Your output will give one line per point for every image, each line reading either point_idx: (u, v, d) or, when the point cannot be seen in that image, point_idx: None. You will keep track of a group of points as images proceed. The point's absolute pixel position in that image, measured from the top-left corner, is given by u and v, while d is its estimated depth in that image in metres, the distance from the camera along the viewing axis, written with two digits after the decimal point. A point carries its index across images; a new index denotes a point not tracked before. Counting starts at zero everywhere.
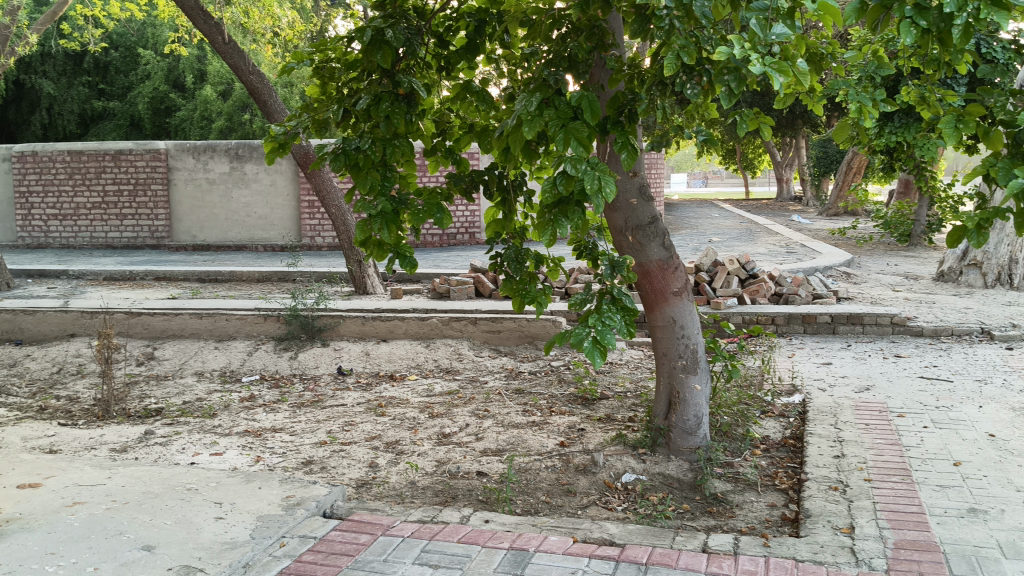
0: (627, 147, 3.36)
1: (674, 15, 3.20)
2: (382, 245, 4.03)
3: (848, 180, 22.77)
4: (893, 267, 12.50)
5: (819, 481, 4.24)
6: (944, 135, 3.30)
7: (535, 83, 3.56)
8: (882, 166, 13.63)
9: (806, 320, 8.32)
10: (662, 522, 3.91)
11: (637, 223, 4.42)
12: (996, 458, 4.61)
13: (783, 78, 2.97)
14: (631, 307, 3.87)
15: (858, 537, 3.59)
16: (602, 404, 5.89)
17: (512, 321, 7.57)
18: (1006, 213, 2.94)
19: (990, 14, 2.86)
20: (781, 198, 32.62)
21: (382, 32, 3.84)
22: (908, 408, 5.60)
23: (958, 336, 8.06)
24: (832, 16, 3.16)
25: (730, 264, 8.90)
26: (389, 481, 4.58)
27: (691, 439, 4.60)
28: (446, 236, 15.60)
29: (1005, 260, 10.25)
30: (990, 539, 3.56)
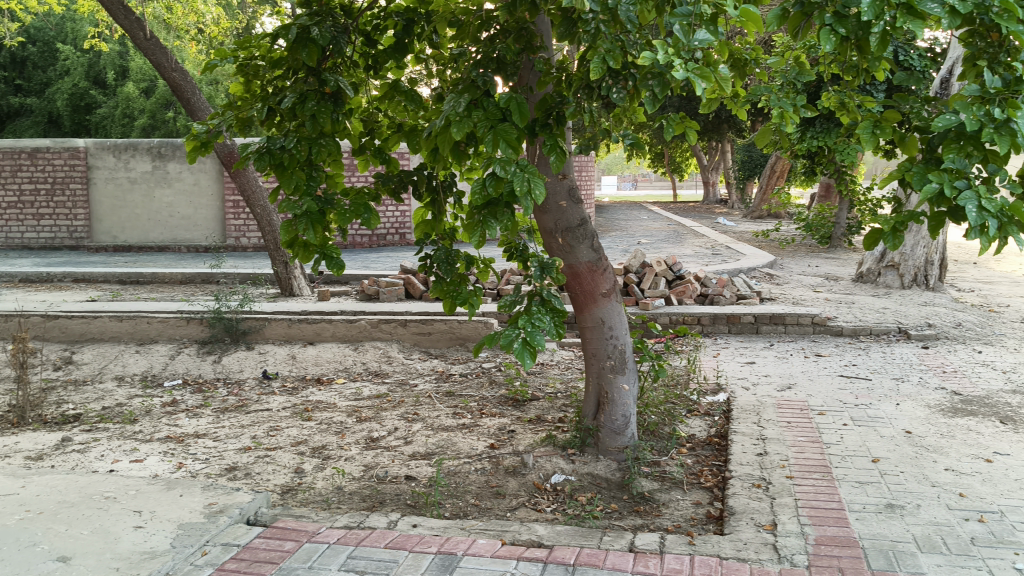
0: (556, 149, 3.37)
1: (601, 19, 3.23)
2: (309, 247, 3.96)
3: (772, 183, 23.30)
4: (814, 268, 12.83)
5: (743, 479, 4.31)
6: (862, 140, 3.38)
7: (464, 83, 3.52)
8: (804, 170, 13.99)
9: (730, 320, 8.46)
10: (590, 522, 3.92)
11: (566, 224, 4.43)
12: (912, 454, 4.76)
13: (706, 84, 2.99)
14: (560, 308, 3.88)
15: (781, 534, 3.65)
16: (533, 405, 5.90)
17: (443, 323, 7.53)
18: (921, 217, 3.02)
19: (906, 23, 2.89)
20: (707, 201, 33.21)
21: (308, 30, 3.77)
22: (828, 406, 5.74)
23: (876, 336, 8.30)
24: (755, 23, 3.17)
25: (658, 265, 9.02)
26: (315, 487, 4.50)
27: (620, 439, 4.62)
28: (375, 237, 15.48)
29: (921, 262, 10.60)
30: (906, 534, 3.67)
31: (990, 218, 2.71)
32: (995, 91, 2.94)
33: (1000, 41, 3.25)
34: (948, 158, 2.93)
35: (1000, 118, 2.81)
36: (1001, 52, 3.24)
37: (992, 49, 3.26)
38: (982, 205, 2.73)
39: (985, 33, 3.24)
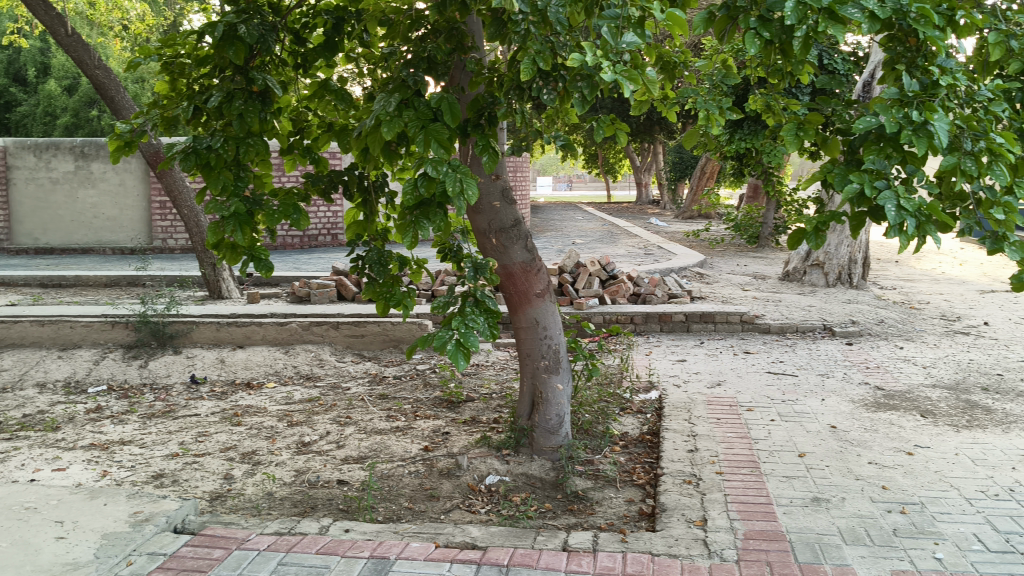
0: (488, 150, 3.35)
1: (530, 20, 3.22)
2: (236, 248, 3.90)
3: (702, 184, 23.70)
4: (742, 267, 13.09)
5: (674, 475, 4.36)
6: (786, 142, 3.45)
7: (394, 83, 3.48)
8: (732, 170, 14.26)
9: (662, 319, 8.56)
10: (524, 522, 3.92)
11: (500, 225, 4.43)
12: (837, 448, 4.87)
13: (633, 86, 2.99)
14: (495, 309, 3.87)
15: (710, 530, 3.70)
16: (467, 406, 5.88)
17: (376, 325, 7.47)
18: (842, 216, 3.08)
19: (827, 28, 2.96)
20: (640, 202, 33.63)
21: (235, 27, 3.70)
22: (756, 402, 5.86)
23: (802, 333, 8.48)
24: (681, 26, 3.15)
25: (591, 265, 9.09)
26: (245, 493, 4.42)
27: (554, 438, 4.64)
28: (306, 238, 15.30)
29: (844, 261, 10.88)
30: (831, 527, 3.75)
31: (908, 217, 2.79)
32: (913, 94, 3.03)
33: (917, 45, 3.34)
34: (868, 158, 3.01)
35: (917, 120, 2.89)
36: (919, 56, 3.33)
37: (909, 53, 3.35)
38: (900, 204, 2.81)
39: (904, 38, 3.33)
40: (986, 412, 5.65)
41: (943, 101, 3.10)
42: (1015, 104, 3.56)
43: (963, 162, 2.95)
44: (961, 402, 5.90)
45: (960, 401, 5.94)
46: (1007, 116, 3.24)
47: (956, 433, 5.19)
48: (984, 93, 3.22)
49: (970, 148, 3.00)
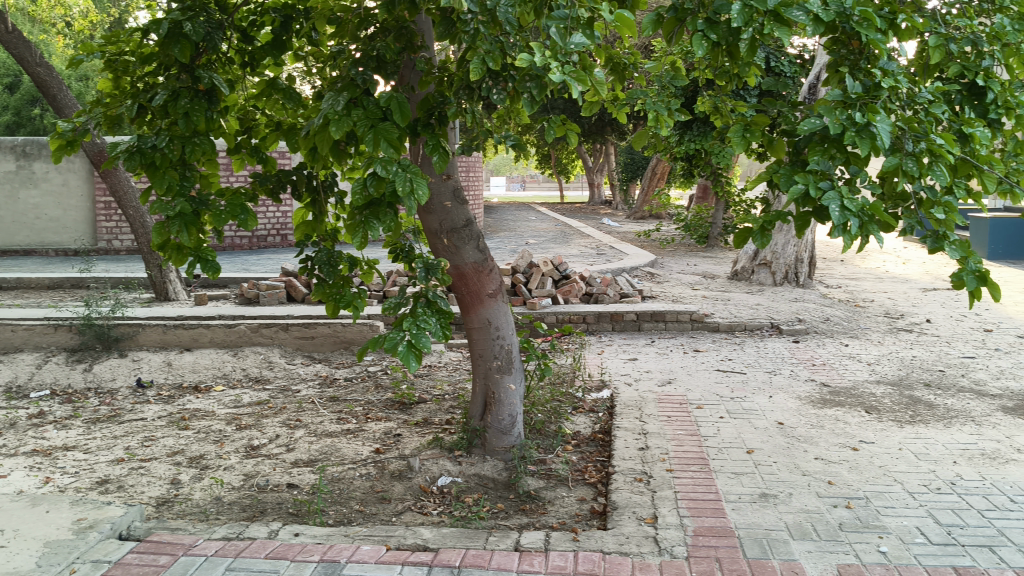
0: (439, 149, 3.33)
1: (480, 19, 3.21)
2: (183, 248, 3.81)
3: (652, 185, 23.91)
4: (692, 266, 13.22)
5: (626, 473, 4.39)
6: (733, 143, 3.48)
7: (342, 81, 3.42)
8: (682, 171, 14.41)
9: (614, 318, 8.61)
10: (476, 523, 3.91)
11: (452, 225, 4.41)
12: (784, 444, 4.95)
13: (582, 86, 2.98)
14: (447, 309, 3.85)
15: (661, 527, 3.73)
16: (420, 408, 5.86)
17: (326, 327, 7.40)
18: (788, 216, 3.12)
19: (772, 30, 3.00)
20: (593, 202, 33.83)
21: (180, 25, 3.63)
22: (706, 399, 5.92)
23: (750, 331, 8.60)
24: (629, 28, 3.15)
25: (544, 265, 9.11)
26: (193, 498, 4.34)
27: (506, 438, 4.64)
28: (255, 239, 15.13)
29: (791, 260, 11.06)
30: (779, 522, 3.81)
31: (851, 217, 2.84)
32: (856, 96, 3.08)
33: (860, 48, 3.40)
34: (813, 159, 3.05)
35: (860, 121, 2.95)
36: (861, 58, 3.40)
37: (853, 56, 3.42)
38: (844, 204, 2.85)
39: (847, 40, 3.40)
40: (928, 407, 5.78)
41: (886, 103, 3.17)
42: (953, 107, 3.65)
43: (905, 163, 3.00)
44: (904, 398, 6.03)
45: (903, 396, 6.07)
46: (947, 118, 3.31)
47: (899, 428, 5.30)
48: (925, 95, 3.29)
49: (912, 149, 3.06)
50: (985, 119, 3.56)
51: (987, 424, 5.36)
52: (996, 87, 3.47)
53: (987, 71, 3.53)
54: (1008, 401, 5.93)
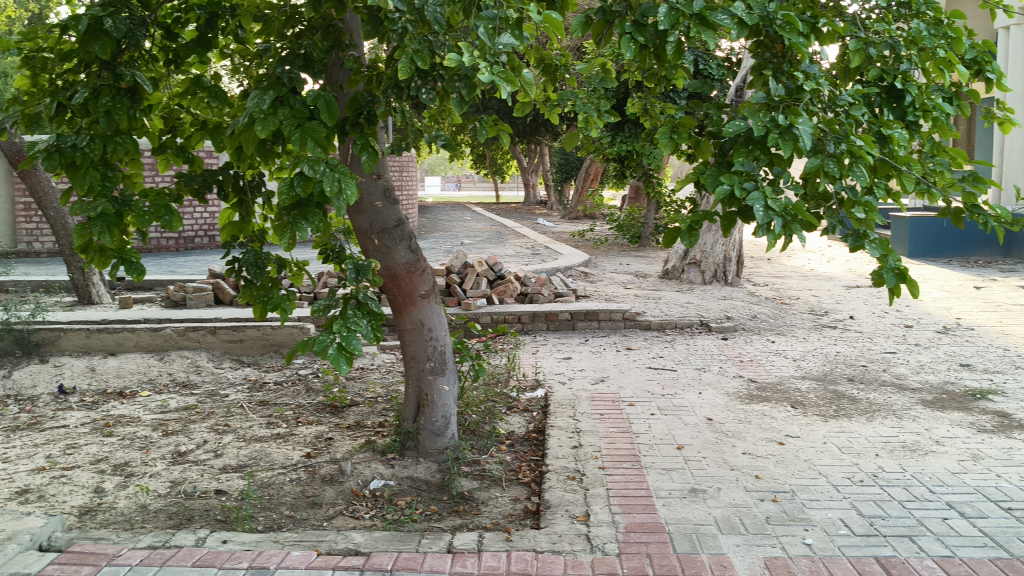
0: (368, 148, 3.28)
1: (408, 19, 3.19)
2: (106, 251, 3.72)
3: (586, 186, 24.09)
4: (625, 266, 13.37)
5: (559, 472, 4.41)
6: (662, 144, 3.50)
7: (268, 80, 3.36)
8: (615, 172, 14.57)
9: (548, 317, 8.64)
10: (409, 526, 3.88)
11: (383, 226, 4.37)
12: (713, 440, 5.03)
13: (510, 87, 2.96)
14: (377, 311, 3.80)
15: (593, 524, 3.76)
16: (352, 411, 5.80)
17: (255, 330, 7.28)
18: (716, 216, 3.16)
19: (698, 32, 3.03)
20: (528, 202, 33.97)
21: (100, 20, 3.52)
22: (638, 397, 5.99)
23: (681, 329, 8.72)
24: (557, 28, 3.15)
25: (479, 265, 9.11)
26: (117, 506, 4.23)
27: (440, 440, 4.62)
28: (182, 240, 14.84)
29: (720, 259, 11.25)
30: (708, 517, 3.87)
31: (775, 217, 2.89)
32: (779, 99, 3.16)
33: (783, 52, 3.48)
34: (738, 161, 3.09)
35: (783, 123, 3.01)
36: (784, 62, 3.48)
37: (775, 59, 3.49)
38: (768, 205, 2.91)
39: (770, 44, 3.47)
40: (851, 401, 5.94)
41: (808, 105, 3.24)
42: (873, 109, 3.75)
43: (826, 164, 3.07)
44: (829, 393, 6.18)
45: (827, 391, 6.23)
46: (866, 120, 3.39)
47: (824, 423, 5.43)
48: (846, 98, 3.37)
49: (833, 150, 3.14)
50: (904, 121, 3.66)
51: (907, 417, 5.53)
52: (913, 89, 3.57)
53: (904, 75, 3.62)
54: (927, 394, 6.13)
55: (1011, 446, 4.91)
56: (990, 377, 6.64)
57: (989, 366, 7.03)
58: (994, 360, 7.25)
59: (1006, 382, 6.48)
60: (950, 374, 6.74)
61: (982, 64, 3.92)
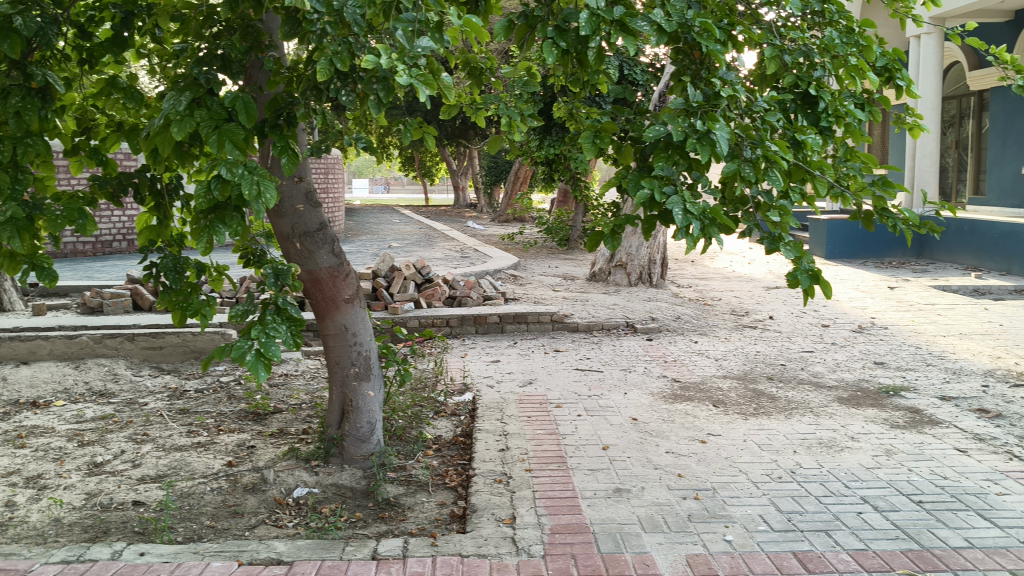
0: (287, 151, 3.24)
1: (326, 19, 3.11)
2: (16, 257, 3.62)
3: (515, 188, 24.17)
4: (553, 268, 13.46)
5: (485, 475, 4.42)
6: (584, 149, 3.52)
7: (183, 81, 3.28)
8: (542, 175, 14.67)
9: (476, 321, 8.64)
10: (333, 533, 3.83)
11: (305, 229, 4.32)
12: (638, 439, 5.09)
13: (430, 91, 2.91)
14: (298, 316, 3.71)
15: (519, 527, 3.77)
16: (275, 418, 5.71)
17: (175, 336, 7.12)
18: (637, 220, 3.20)
19: (618, 38, 3.06)
20: (457, 205, 33.97)
21: (9, 19, 3.39)
22: (564, 398, 6.03)
23: (607, 330, 8.81)
24: (477, 32, 3.14)
25: (406, 269, 9.06)
26: (29, 520, 4.08)
27: (365, 446, 4.58)
28: (99, 244, 14.45)
29: (645, 261, 11.42)
30: (632, 516, 3.91)
31: (693, 220, 2.94)
32: (697, 105, 3.22)
33: (701, 58, 3.55)
34: (658, 165, 3.13)
35: (701, 129, 3.07)
36: (702, 69, 3.55)
37: (694, 66, 3.57)
38: (686, 208, 2.96)
39: (689, 51, 3.53)
40: (771, 400, 6.08)
41: (726, 112, 3.31)
42: (789, 114, 3.82)
43: (742, 169, 3.16)
44: (749, 392, 6.32)
45: (748, 390, 6.36)
46: (781, 126, 3.46)
47: (745, 421, 5.55)
48: (762, 104, 3.44)
49: (749, 155, 3.20)
50: (818, 127, 3.74)
51: (823, 414, 5.69)
52: (827, 96, 3.66)
53: (818, 82, 3.71)
54: (843, 392, 6.31)
55: (922, 441, 5.08)
56: (903, 374, 6.87)
57: (902, 364, 7.27)
58: (906, 358, 7.50)
59: (917, 379, 6.70)
60: (865, 372, 6.95)
61: (893, 71, 4.03)
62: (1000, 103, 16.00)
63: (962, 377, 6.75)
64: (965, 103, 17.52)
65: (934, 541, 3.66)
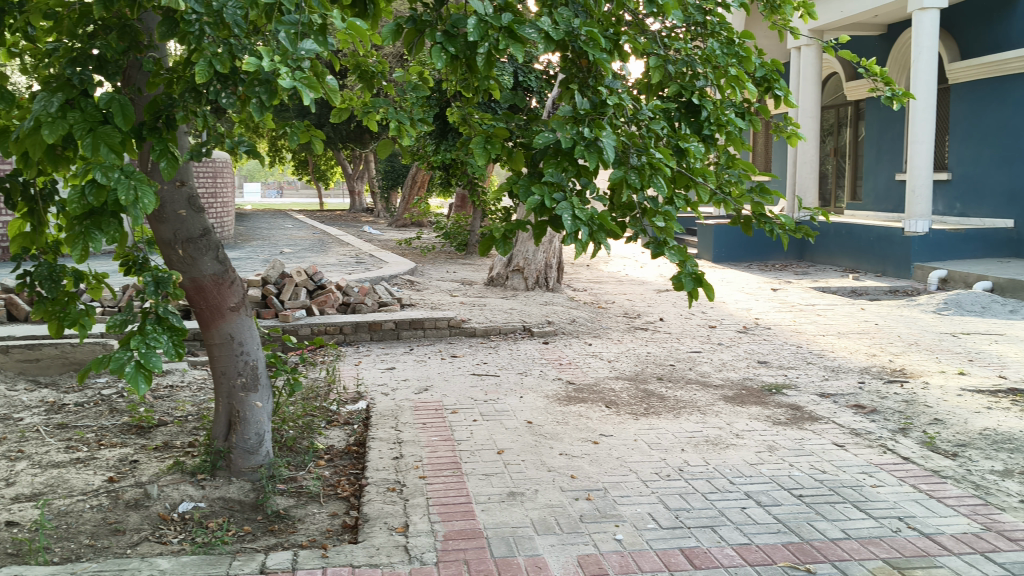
0: (167, 155, 3.14)
1: (205, 20, 3.00)
2: None
3: (412, 193, 24.07)
4: (450, 273, 13.46)
5: (378, 484, 4.38)
6: (475, 153, 3.52)
7: (55, 81, 3.13)
8: (440, 179, 14.64)
9: (372, 327, 8.54)
10: (219, 548, 3.73)
11: (187, 235, 4.20)
12: (532, 442, 5.13)
13: (314, 95, 2.86)
14: (179, 325, 3.60)
15: (412, 535, 3.75)
16: (160, 431, 5.53)
17: (52, 348, 6.81)
18: (528, 224, 3.21)
19: (508, 45, 3.05)
20: (353, 210, 33.66)
21: None
22: (460, 404, 6.02)
23: (504, 335, 8.85)
24: (361, 35, 3.10)
25: (298, 275, 8.90)
26: None
27: (253, 457, 4.48)
28: None
29: (542, 266, 11.53)
30: (525, 519, 3.94)
31: (582, 226, 2.98)
32: (584, 113, 3.28)
33: (588, 67, 3.63)
34: (548, 171, 3.17)
35: (589, 136, 3.13)
36: (589, 77, 3.63)
37: (581, 74, 3.65)
38: (575, 214, 3.00)
39: (577, 61, 3.61)
40: (660, 399, 6.22)
41: (612, 119, 3.37)
42: (672, 122, 3.92)
43: (629, 175, 3.21)
44: (640, 392, 6.46)
45: (639, 391, 6.49)
46: (665, 134, 3.55)
47: (636, 420, 5.66)
48: (646, 112, 3.51)
49: (635, 162, 3.28)
50: (700, 135, 3.86)
51: (710, 413, 5.84)
52: (709, 105, 3.78)
53: (701, 91, 3.82)
54: (729, 391, 6.50)
55: (803, 436, 5.28)
56: (785, 372, 7.13)
57: (784, 363, 7.54)
58: (788, 357, 7.79)
59: (799, 376, 6.97)
60: (749, 371, 7.19)
61: (771, 82, 4.20)
62: (874, 113, 16.80)
63: (840, 374, 7.04)
64: (842, 113, 18.38)
65: (813, 533, 3.80)
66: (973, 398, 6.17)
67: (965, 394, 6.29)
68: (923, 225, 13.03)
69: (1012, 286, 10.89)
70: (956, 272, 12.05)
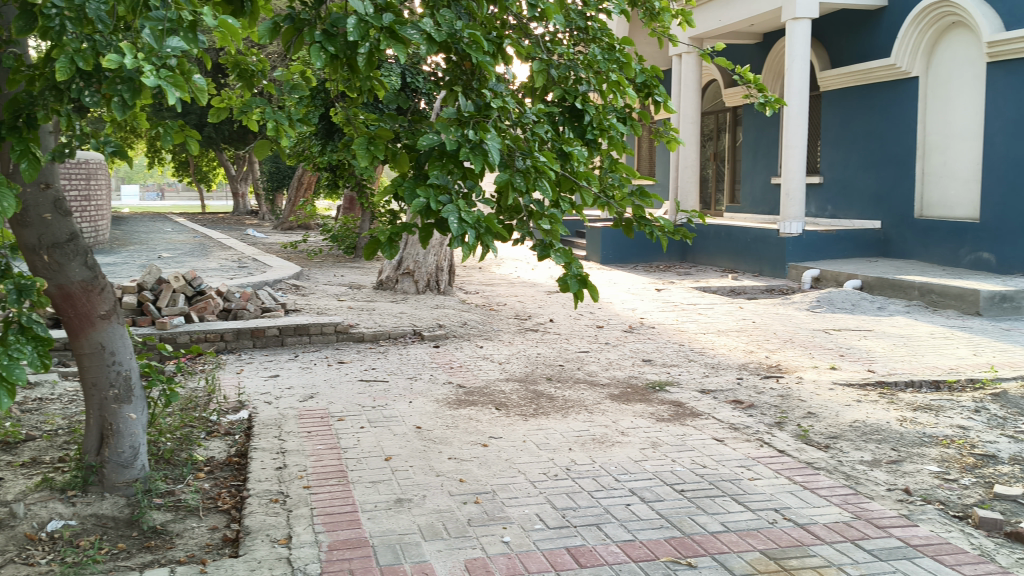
0: (27, 155, 2.99)
1: (67, 16, 2.85)
2: None
3: (299, 196, 23.61)
4: (338, 277, 13.25)
5: (261, 496, 4.28)
6: (358, 155, 3.47)
7: None
8: (326, 181, 14.40)
9: (254, 334, 8.33)
10: (91, 568, 3.57)
11: (53, 240, 4.01)
12: (421, 447, 5.10)
13: (180, 93, 2.76)
14: (44, 335, 3.40)
15: (295, 546, 3.67)
16: (27, 447, 5.24)
17: None
18: (412, 227, 3.17)
19: (389, 45, 3.02)
20: (238, 212, 32.82)
21: None
22: (347, 411, 5.93)
23: (393, 339, 8.79)
24: (233, 33, 3.00)
25: (175, 281, 8.62)
26: None
27: (128, 472, 4.28)
28: None
29: (432, 269, 11.49)
30: (412, 525, 3.91)
31: (468, 229, 2.97)
32: (468, 115, 3.28)
33: (472, 69, 3.64)
34: (433, 174, 3.14)
35: (474, 139, 3.14)
36: (473, 79, 3.65)
37: (465, 76, 3.66)
38: (461, 217, 2.99)
39: (461, 63, 3.62)
40: (549, 400, 6.28)
41: (497, 122, 3.38)
42: (557, 127, 3.95)
43: (513, 178, 3.21)
44: (529, 393, 6.50)
45: (528, 391, 6.54)
46: (550, 138, 3.59)
47: (524, 421, 5.70)
48: (530, 116, 3.54)
49: (520, 165, 3.29)
50: (583, 139, 3.90)
51: (596, 412, 5.93)
52: (591, 110, 3.84)
53: (583, 96, 3.90)
54: (615, 390, 6.62)
55: (685, 432, 5.42)
56: (668, 370, 7.31)
57: (667, 361, 7.73)
58: (671, 355, 7.99)
59: (681, 374, 7.16)
60: (635, 369, 7.34)
61: (651, 87, 4.30)
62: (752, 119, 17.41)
63: (720, 371, 7.26)
64: (722, 118, 18.99)
65: (694, 527, 3.91)
66: (844, 392, 6.46)
67: (837, 388, 6.58)
68: (797, 226, 13.60)
69: (880, 284, 11.44)
70: (828, 271, 12.59)
